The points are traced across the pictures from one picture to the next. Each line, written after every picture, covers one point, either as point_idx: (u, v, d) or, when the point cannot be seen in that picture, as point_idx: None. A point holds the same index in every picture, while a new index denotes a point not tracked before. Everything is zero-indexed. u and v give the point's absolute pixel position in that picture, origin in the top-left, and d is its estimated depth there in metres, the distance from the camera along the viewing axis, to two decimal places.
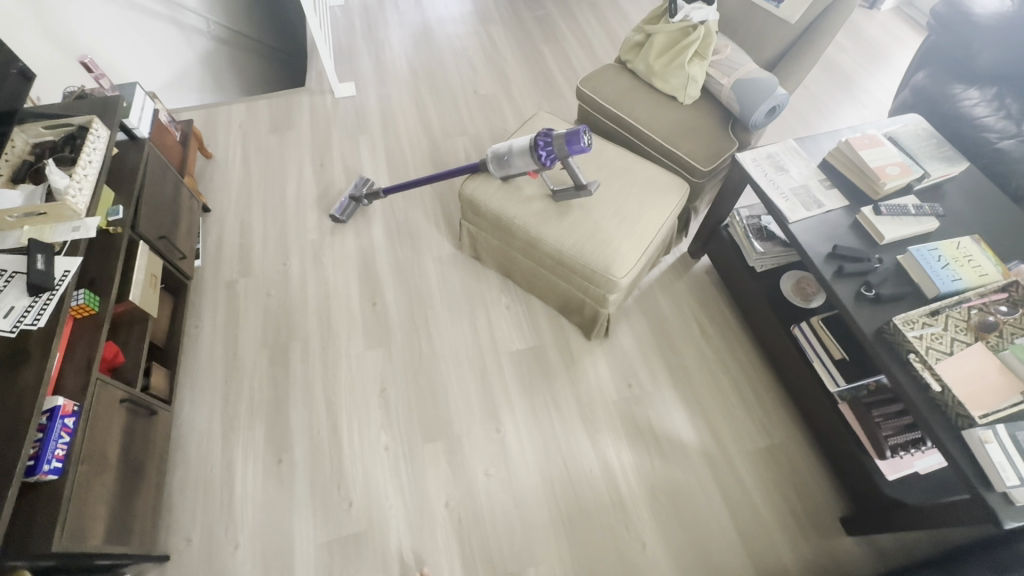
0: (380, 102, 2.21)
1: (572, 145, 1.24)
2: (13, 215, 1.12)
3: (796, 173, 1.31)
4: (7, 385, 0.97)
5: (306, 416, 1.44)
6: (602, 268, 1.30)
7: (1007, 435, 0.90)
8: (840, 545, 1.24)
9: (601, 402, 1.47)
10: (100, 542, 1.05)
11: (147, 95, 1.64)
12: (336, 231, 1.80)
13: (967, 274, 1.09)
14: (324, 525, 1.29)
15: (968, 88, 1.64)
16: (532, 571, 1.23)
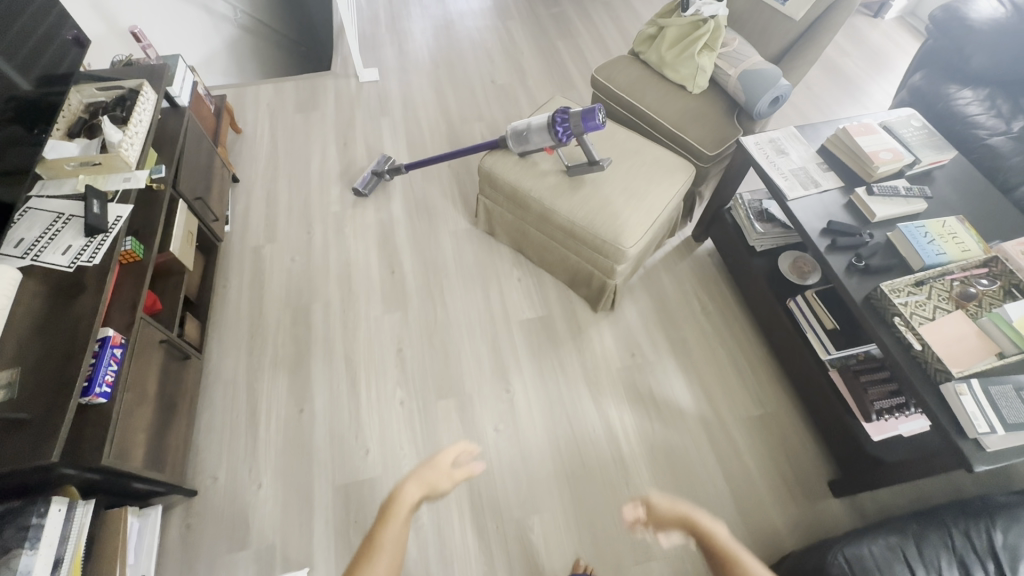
0: (401, 87, 2.31)
1: (587, 121, 1.34)
2: (70, 163, 1.24)
3: (795, 156, 1.40)
4: (65, 312, 1.05)
5: (327, 371, 1.53)
6: (611, 238, 1.39)
7: (981, 389, 0.98)
8: (827, 506, 1.32)
9: (605, 369, 1.55)
10: (139, 465, 1.14)
11: (187, 68, 1.74)
12: (357, 204, 1.90)
13: (951, 249, 1.17)
14: (342, 470, 1.37)
15: (961, 89, 1.73)
16: (535, 518, 1.31)
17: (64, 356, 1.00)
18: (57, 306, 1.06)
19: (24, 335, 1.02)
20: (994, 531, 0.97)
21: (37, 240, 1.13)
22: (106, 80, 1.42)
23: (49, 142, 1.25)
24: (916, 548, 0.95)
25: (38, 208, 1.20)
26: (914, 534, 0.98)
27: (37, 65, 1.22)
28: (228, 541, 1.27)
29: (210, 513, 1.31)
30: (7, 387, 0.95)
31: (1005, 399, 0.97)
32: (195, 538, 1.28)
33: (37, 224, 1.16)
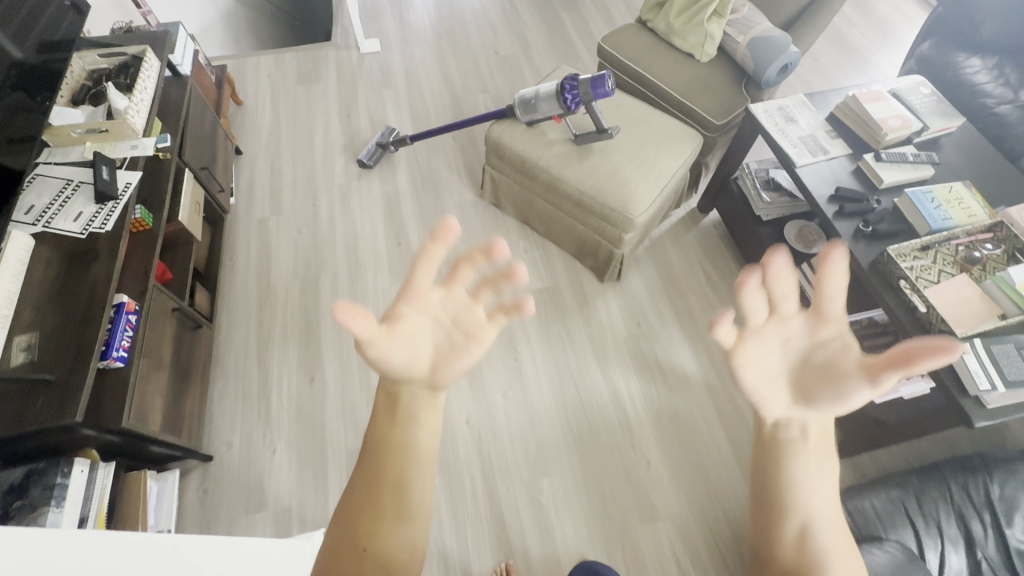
0: (404, 59, 2.28)
1: (596, 88, 1.34)
2: (76, 130, 1.23)
3: (804, 123, 1.40)
4: (81, 277, 1.06)
5: (336, 340, 1.55)
6: (619, 207, 1.39)
7: (983, 348, 1.00)
8: None
9: (611, 338, 1.57)
10: (158, 429, 1.16)
11: (188, 36, 1.71)
12: (362, 176, 1.89)
13: (957, 214, 1.19)
14: (355, 436, 1.40)
15: (970, 57, 1.72)
16: (545, 481, 1.34)
17: (81, 320, 1.01)
18: (71, 272, 1.07)
19: (41, 300, 1.03)
20: (991, 485, 1.01)
21: (48, 207, 1.13)
22: (108, 47, 1.40)
23: (54, 108, 1.23)
24: (916, 502, 0.99)
25: (46, 175, 1.19)
26: (915, 488, 1.01)
27: (33, 32, 1.15)
28: (246, 504, 1.31)
29: (227, 478, 1.34)
30: (28, 350, 0.97)
31: (1006, 358, 0.99)
32: (213, 501, 1.31)
33: (46, 191, 1.16)
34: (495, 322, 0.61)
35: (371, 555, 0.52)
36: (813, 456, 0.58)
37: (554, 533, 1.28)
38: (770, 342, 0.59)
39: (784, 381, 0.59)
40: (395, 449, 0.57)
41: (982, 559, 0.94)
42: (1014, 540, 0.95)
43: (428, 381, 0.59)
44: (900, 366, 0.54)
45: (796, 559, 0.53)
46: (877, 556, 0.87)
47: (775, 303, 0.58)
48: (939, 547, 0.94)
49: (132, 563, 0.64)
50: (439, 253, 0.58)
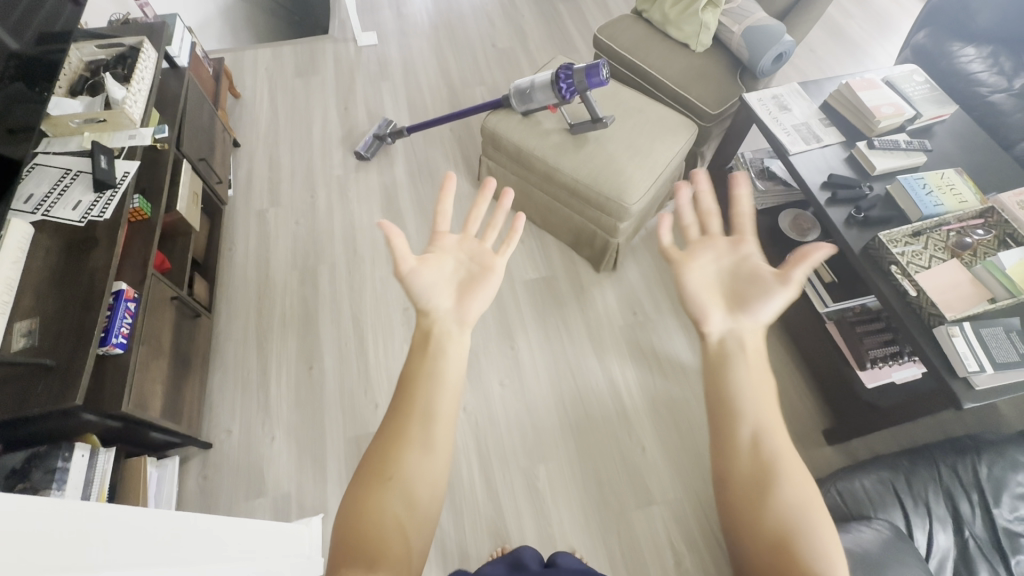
0: (401, 51, 2.28)
1: (591, 77, 1.35)
2: (74, 120, 1.24)
3: (798, 111, 1.41)
4: (81, 265, 1.07)
5: (334, 329, 1.56)
6: (614, 195, 1.40)
7: (972, 331, 1.01)
8: (821, 454, 1.36)
9: (607, 326, 1.58)
10: (158, 415, 1.17)
11: (185, 28, 1.71)
12: (360, 168, 1.90)
13: (949, 200, 1.19)
14: (353, 423, 1.41)
15: (965, 46, 1.73)
16: (541, 466, 1.36)
17: (81, 306, 1.02)
18: (71, 260, 1.08)
19: (41, 287, 1.04)
20: (979, 466, 1.02)
21: (48, 196, 1.14)
22: (106, 38, 1.40)
23: (53, 99, 1.24)
24: (906, 483, 1.00)
25: (45, 164, 1.20)
26: (904, 469, 1.02)
27: (32, 24, 1.16)
28: (245, 490, 1.32)
29: (227, 464, 1.36)
30: (29, 335, 0.98)
31: (995, 340, 1.01)
32: (212, 488, 1.33)
33: (45, 180, 1.17)
34: (502, 254, 0.74)
35: (399, 482, 0.53)
36: (751, 363, 0.60)
37: (550, 518, 1.29)
38: (703, 256, 0.69)
39: (719, 290, 0.66)
40: (423, 382, 0.60)
41: (970, 537, 0.95)
42: (1001, 519, 0.96)
43: (456, 317, 0.67)
44: (802, 260, 0.64)
45: (757, 467, 0.51)
46: (865, 533, 0.88)
47: (704, 227, 0.72)
48: (927, 527, 0.96)
49: (134, 536, 0.66)
50: (447, 205, 0.76)
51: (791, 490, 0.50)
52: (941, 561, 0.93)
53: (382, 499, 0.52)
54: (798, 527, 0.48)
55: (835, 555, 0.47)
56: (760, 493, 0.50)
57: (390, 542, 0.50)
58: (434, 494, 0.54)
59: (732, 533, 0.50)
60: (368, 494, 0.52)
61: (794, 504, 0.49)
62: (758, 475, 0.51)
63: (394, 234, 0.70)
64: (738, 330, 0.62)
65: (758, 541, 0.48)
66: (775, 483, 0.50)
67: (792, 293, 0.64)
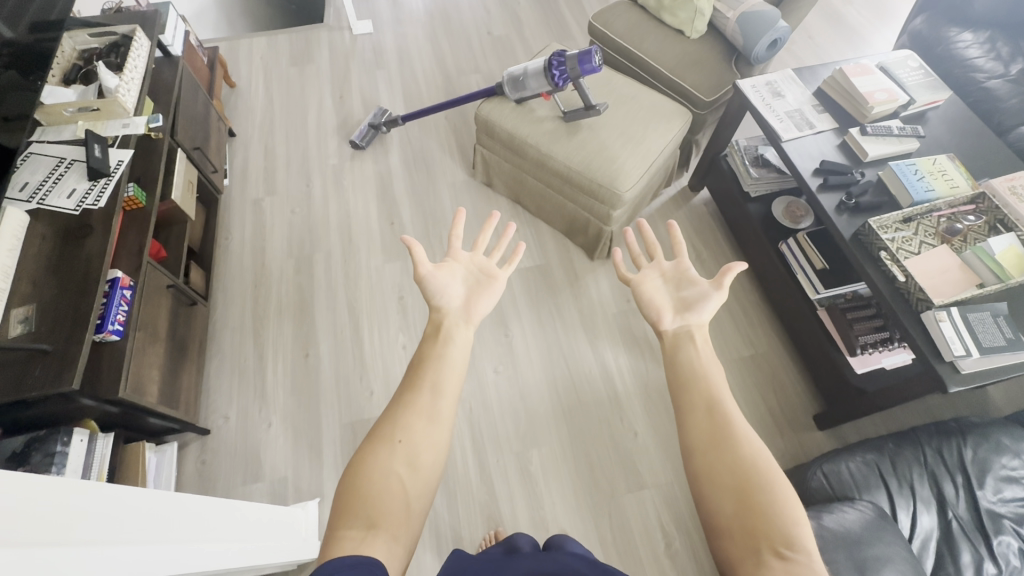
0: (396, 39, 2.27)
1: (584, 64, 1.35)
2: (68, 109, 1.24)
3: (791, 98, 1.41)
4: (76, 252, 1.09)
5: (330, 317, 1.57)
6: (607, 182, 1.40)
7: (959, 316, 1.02)
8: (811, 439, 1.38)
9: (601, 315, 1.59)
10: (155, 401, 1.19)
11: (179, 16, 1.71)
12: (355, 157, 1.90)
13: (940, 185, 1.19)
14: (348, 409, 1.43)
15: (962, 32, 1.72)
16: (534, 451, 1.38)
17: (77, 293, 1.03)
18: (67, 248, 1.09)
19: (38, 274, 1.05)
20: (964, 448, 1.03)
21: (43, 184, 1.15)
22: (98, 27, 1.40)
23: (47, 87, 1.25)
24: (891, 465, 1.02)
25: (40, 153, 1.21)
26: (890, 452, 1.03)
27: (26, 15, 1.15)
28: (242, 475, 1.34)
29: (224, 449, 1.38)
30: (26, 322, 0.99)
31: (982, 324, 1.02)
32: (210, 472, 1.35)
33: (40, 168, 1.18)
34: (506, 267, 0.77)
35: (405, 445, 0.54)
36: (700, 350, 0.65)
37: (542, 502, 1.31)
38: (650, 272, 0.76)
39: (667, 299, 0.72)
40: (431, 362, 0.62)
41: (953, 518, 0.96)
42: (985, 501, 0.98)
43: (463, 316, 0.69)
44: (729, 268, 0.71)
45: (711, 430, 0.55)
46: (848, 513, 0.90)
47: (650, 251, 0.79)
48: (910, 508, 0.97)
49: (134, 510, 0.68)
50: (461, 227, 0.79)
51: (745, 445, 0.53)
52: (924, 541, 0.95)
53: (388, 461, 0.53)
54: (756, 476, 0.50)
55: (792, 497, 0.49)
56: (716, 451, 0.53)
57: (388, 504, 0.50)
58: (437, 462, 0.55)
59: (700, 496, 0.52)
60: (374, 455, 0.53)
61: (750, 457, 0.52)
62: (715, 437, 0.54)
63: (413, 242, 0.73)
64: (689, 325, 0.68)
65: (721, 495, 0.50)
66: (730, 440, 0.53)
67: (725, 296, 0.70)
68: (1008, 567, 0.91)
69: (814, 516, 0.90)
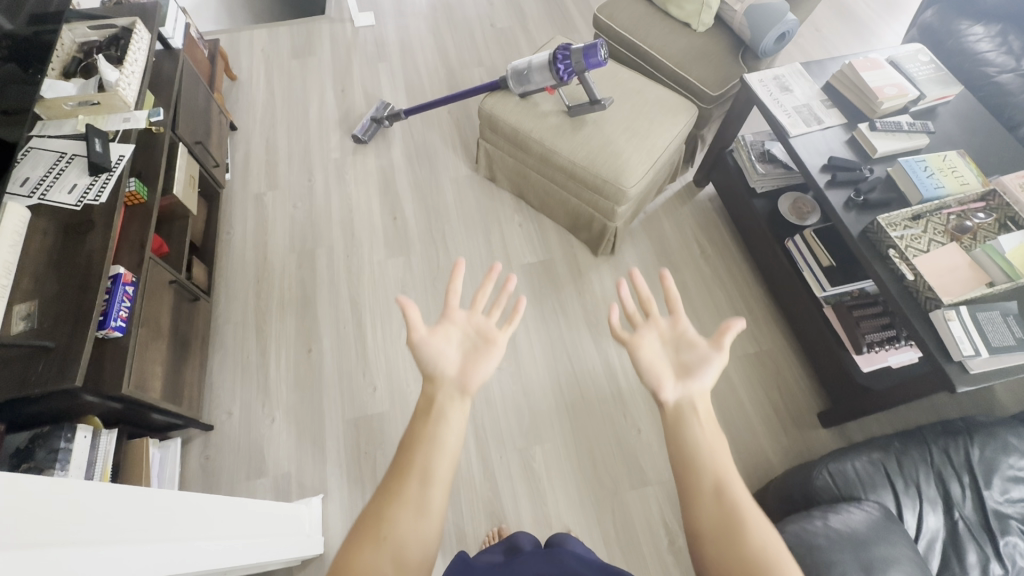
0: (399, 31, 2.25)
1: (589, 58, 1.33)
2: (68, 103, 1.23)
3: (799, 92, 1.39)
4: (78, 248, 1.08)
5: (332, 313, 1.57)
6: (612, 178, 1.39)
7: (968, 315, 1.01)
8: (815, 436, 1.37)
9: (605, 311, 1.58)
10: (158, 397, 1.19)
11: (179, 8, 1.69)
12: (358, 151, 1.89)
13: (950, 182, 1.18)
14: (351, 405, 1.43)
15: (973, 25, 1.70)
16: (537, 448, 1.37)
17: (79, 289, 1.03)
18: (69, 243, 1.08)
19: (39, 271, 1.04)
20: (971, 448, 1.03)
21: (43, 179, 1.14)
22: (98, 19, 1.39)
23: (47, 81, 1.24)
24: (897, 465, 1.01)
25: (40, 147, 1.20)
26: (896, 451, 1.03)
27: (26, 6, 1.14)
28: (246, 470, 1.34)
29: (228, 445, 1.38)
30: (28, 318, 0.99)
31: (991, 324, 1.01)
32: (214, 467, 1.35)
33: (41, 163, 1.17)
34: (506, 329, 0.73)
35: (390, 542, 0.52)
36: (704, 422, 0.64)
37: (546, 498, 1.31)
38: (648, 333, 0.72)
39: (667, 364, 0.69)
40: (423, 443, 0.60)
41: (959, 519, 0.96)
42: (992, 501, 0.97)
43: (459, 386, 0.66)
44: (728, 328, 0.69)
45: (718, 518, 0.54)
46: (854, 514, 0.89)
47: (644, 306, 0.75)
48: (917, 508, 0.97)
49: (150, 508, 0.70)
50: (459, 280, 0.73)
51: (754, 533, 0.52)
52: (930, 542, 0.94)
53: (373, 560, 0.51)
54: (766, 568, 0.50)
55: None
56: (725, 540, 0.53)
57: None
58: (425, 557, 0.52)
59: None
60: (359, 555, 0.51)
61: (759, 547, 0.52)
62: (723, 524, 0.53)
63: (409, 303, 0.69)
64: (690, 394, 0.66)
65: None
66: (740, 528, 0.53)
67: (725, 358, 0.69)
68: (1015, 568, 0.91)
69: (821, 516, 0.89)
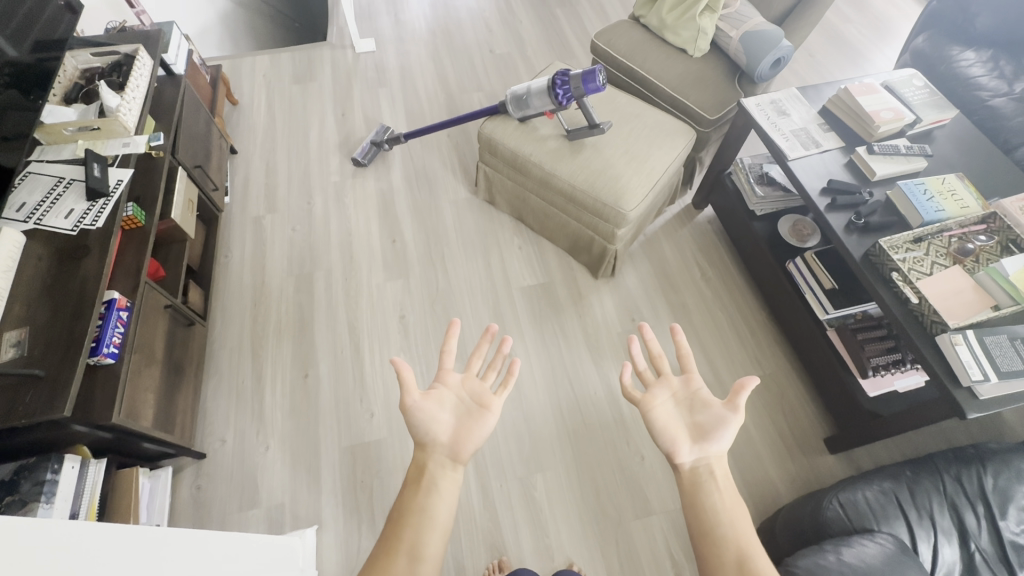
0: (399, 58, 2.28)
1: (588, 83, 1.34)
2: (68, 128, 1.23)
3: (796, 116, 1.40)
4: (72, 273, 1.06)
5: (330, 337, 1.55)
6: (612, 201, 1.39)
7: (976, 339, 0.99)
8: (822, 462, 1.34)
9: (606, 333, 1.56)
10: (150, 425, 1.16)
11: (183, 36, 1.71)
12: (357, 174, 1.89)
13: (950, 206, 1.18)
14: (347, 432, 1.40)
15: (964, 51, 1.73)
16: (539, 476, 1.34)
17: (72, 315, 1.01)
18: (63, 268, 1.07)
19: (31, 296, 1.03)
20: (984, 476, 1.00)
21: (40, 204, 1.13)
22: (101, 46, 1.41)
23: (47, 107, 1.24)
24: (909, 494, 0.98)
25: (38, 172, 1.20)
26: (908, 479, 1.00)
27: (29, 34, 1.17)
28: (239, 500, 1.30)
29: (220, 474, 1.34)
30: (18, 345, 0.97)
31: (999, 348, 0.99)
32: (206, 498, 1.31)
33: (38, 189, 1.16)
34: (501, 394, 0.73)
35: None
36: (722, 488, 0.63)
37: (548, 529, 1.27)
38: (661, 392, 0.73)
39: (681, 425, 0.69)
40: (412, 517, 0.58)
41: (976, 550, 0.93)
42: (1008, 532, 0.95)
43: (450, 454, 0.65)
44: (743, 387, 0.68)
45: None
46: (868, 548, 0.86)
47: (656, 364, 0.76)
48: (932, 540, 0.94)
49: (140, 546, 0.68)
50: (454, 342, 0.74)
51: None
52: None
53: None
54: None
55: None
56: None
57: None
58: None
59: None
60: None
61: None
62: None
63: (403, 364, 0.69)
64: (704, 459, 0.66)
65: None
66: None
67: (742, 418, 0.68)
68: None
69: (833, 551, 0.86)
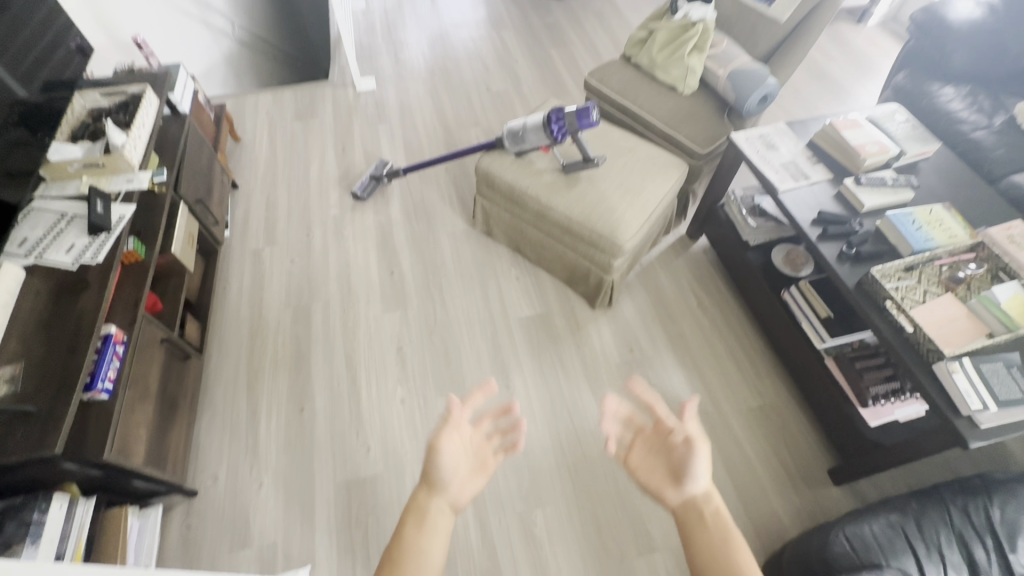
0: (398, 95, 2.35)
1: (582, 119, 1.40)
2: (73, 165, 1.26)
3: (785, 150, 1.44)
4: (69, 307, 1.06)
5: (326, 370, 1.54)
6: (607, 233, 1.41)
7: (972, 367, 1.00)
8: (827, 494, 1.32)
9: (605, 364, 1.56)
10: (141, 462, 1.14)
11: (190, 76, 1.77)
12: (356, 207, 1.92)
13: (939, 235, 1.20)
14: (342, 467, 1.37)
15: (943, 86, 1.80)
16: (538, 512, 1.31)
17: (67, 350, 1.00)
18: (60, 303, 1.07)
19: (27, 331, 1.03)
20: (991, 508, 0.99)
21: (41, 239, 1.15)
22: (110, 87, 1.45)
23: (54, 145, 1.27)
24: (915, 526, 0.96)
25: (41, 208, 1.21)
26: (914, 512, 0.98)
27: (38, 75, 1.24)
28: (230, 540, 1.27)
29: (211, 512, 1.31)
30: (11, 381, 0.96)
31: (996, 376, 0.99)
32: (196, 538, 1.27)
33: (40, 224, 1.18)
34: (502, 456, 0.73)
35: None
36: (715, 523, 0.62)
37: (548, 568, 1.23)
38: (638, 443, 0.75)
39: (660, 470, 0.71)
40: (411, 556, 0.57)
41: None
42: (1018, 566, 0.93)
43: (451, 501, 0.65)
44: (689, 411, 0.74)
45: None
46: None
47: (630, 418, 0.79)
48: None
49: None
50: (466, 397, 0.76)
51: None
52: None
53: None
54: None
55: None
56: None
57: None
58: None
59: None
60: None
61: None
62: None
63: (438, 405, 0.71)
64: (691, 499, 0.66)
65: None
66: None
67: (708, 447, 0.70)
68: None
69: None
